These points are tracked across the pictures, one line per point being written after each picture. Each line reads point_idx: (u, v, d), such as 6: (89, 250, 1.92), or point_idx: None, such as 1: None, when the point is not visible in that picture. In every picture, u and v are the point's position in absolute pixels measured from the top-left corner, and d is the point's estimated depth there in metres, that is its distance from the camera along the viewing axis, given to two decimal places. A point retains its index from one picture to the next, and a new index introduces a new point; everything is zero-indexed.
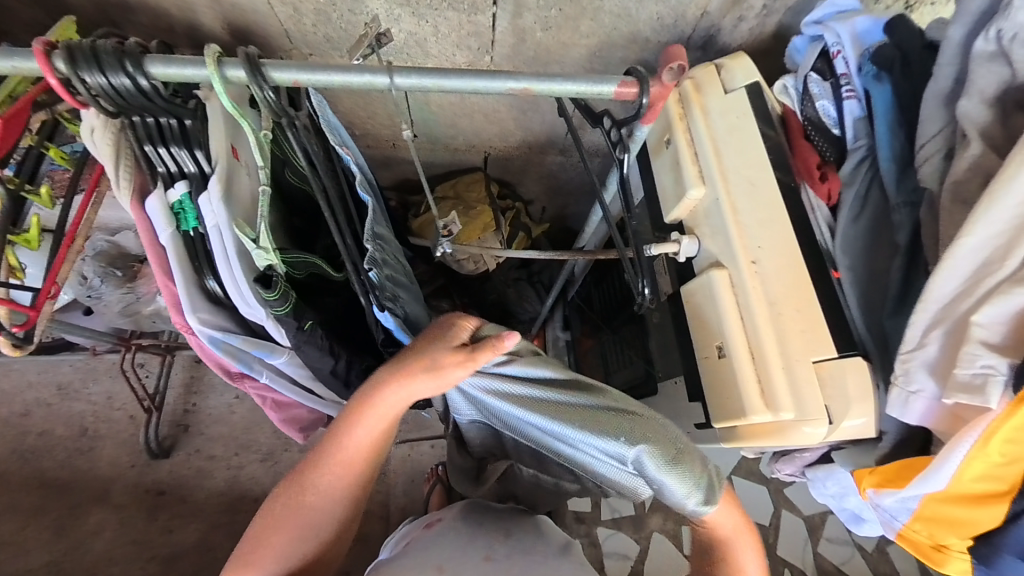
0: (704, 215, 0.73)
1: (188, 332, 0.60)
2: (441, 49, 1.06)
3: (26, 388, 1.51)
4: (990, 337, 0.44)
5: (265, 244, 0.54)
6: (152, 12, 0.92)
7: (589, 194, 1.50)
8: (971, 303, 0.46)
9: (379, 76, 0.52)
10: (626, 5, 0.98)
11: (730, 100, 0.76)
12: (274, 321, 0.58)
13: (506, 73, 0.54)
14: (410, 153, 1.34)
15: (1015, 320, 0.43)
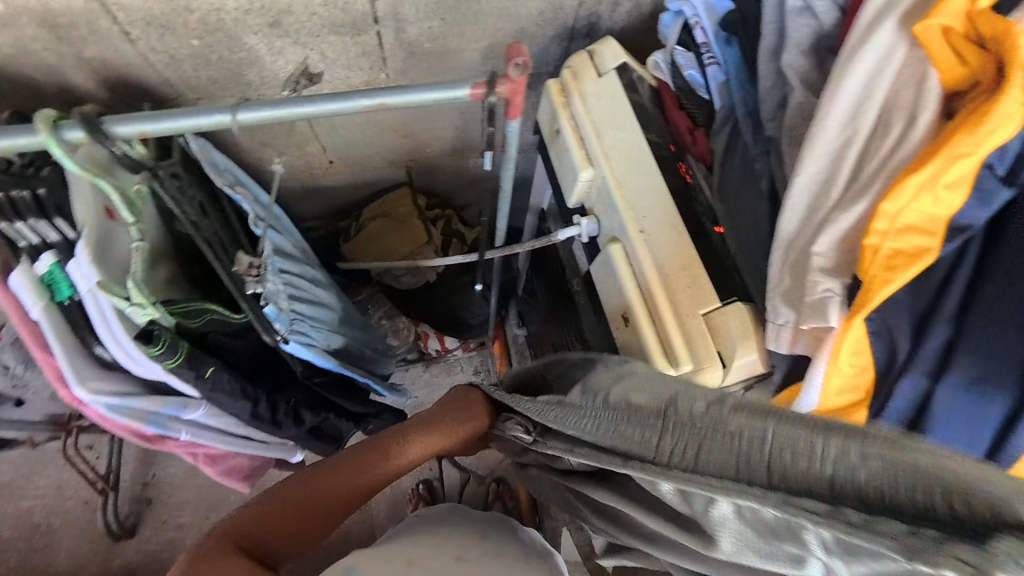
0: (598, 195, 0.76)
1: (82, 404, 0.58)
2: (334, 73, 1.06)
3: None
4: (827, 263, 0.48)
5: (139, 299, 0.54)
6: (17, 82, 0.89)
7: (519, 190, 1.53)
8: (808, 235, 0.51)
9: (217, 114, 0.52)
10: (504, 5, 1.00)
11: (603, 83, 0.80)
12: (171, 375, 0.57)
13: (357, 91, 0.56)
14: (330, 179, 1.32)
15: (842, 244, 0.48)
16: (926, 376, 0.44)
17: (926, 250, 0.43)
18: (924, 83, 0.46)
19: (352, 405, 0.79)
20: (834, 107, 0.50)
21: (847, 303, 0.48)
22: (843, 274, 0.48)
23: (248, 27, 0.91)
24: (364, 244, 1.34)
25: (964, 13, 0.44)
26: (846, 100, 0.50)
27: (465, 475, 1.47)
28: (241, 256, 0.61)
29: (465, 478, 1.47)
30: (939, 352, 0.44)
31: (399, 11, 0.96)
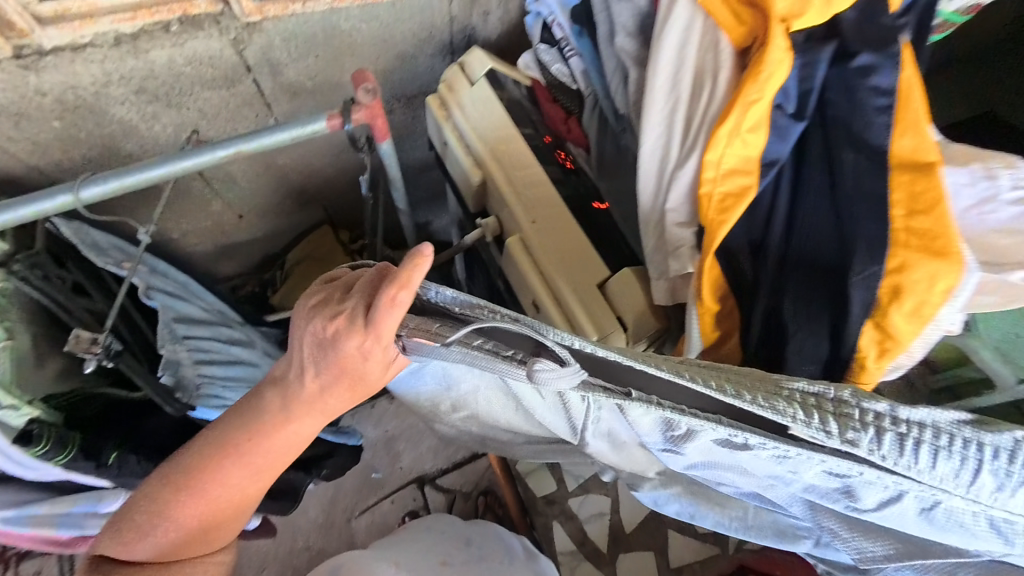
0: (491, 196, 0.80)
1: None
2: (218, 127, 1.03)
3: None
4: (679, 218, 0.54)
5: (12, 401, 0.56)
6: None
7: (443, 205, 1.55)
8: (661, 196, 0.56)
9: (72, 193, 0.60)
10: (378, 33, 1.02)
11: (476, 90, 0.84)
12: (69, 470, 0.61)
13: (216, 144, 0.64)
14: (245, 232, 1.29)
15: (688, 198, 0.53)
16: (767, 308, 0.48)
17: (746, 190, 0.49)
18: (717, 46, 0.53)
19: None
20: (655, 79, 0.56)
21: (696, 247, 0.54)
22: (689, 223, 0.53)
23: (111, 98, 0.88)
24: (294, 289, 1.32)
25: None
26: (663, 71, 0.56)
27: (450, 495, 1.45)
28: (78, 333, 0.57)
29: (451, 497, 1.45)
30: (772, 285, 0.48)
31: (271, 56, 0.95)
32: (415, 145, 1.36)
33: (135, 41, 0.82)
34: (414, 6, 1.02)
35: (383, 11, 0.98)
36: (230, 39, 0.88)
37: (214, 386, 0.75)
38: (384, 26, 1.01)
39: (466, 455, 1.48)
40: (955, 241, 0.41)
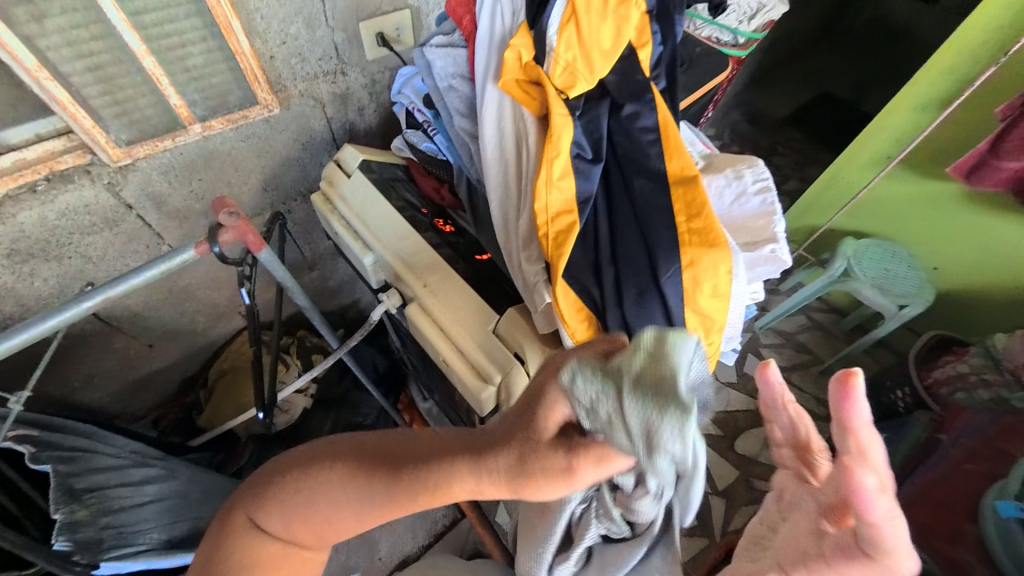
0: (386, 269, 0.86)
1: None
2: (108, 267, 1.02)
3: None
4: (531, 259, 0.63)
5: None
6: None
7: None
8: (514, 244, 0.65)
9: None
10: (259, 147, 1.09)
11: (353, 180, 0.92)
12: None
13: (79, 297, 0.65)
14: (160, 360, 1.25)
15: (532, 242, 0.63)
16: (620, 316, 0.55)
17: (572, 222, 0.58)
18: (523, 117, 0.64)
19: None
20: (484, 150, 0.67)
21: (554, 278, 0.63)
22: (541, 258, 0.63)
23: None
24: (222, 405, 1.28)
25: (519, 67, 0.63)
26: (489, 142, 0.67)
27: None
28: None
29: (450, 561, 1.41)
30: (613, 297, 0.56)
31: (152, 190, 0.98)
32: (323, 234, 1.41)
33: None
34: (289, 117, 1.10)
35: (259, 128, 1.06)
36: (105, 185, 0.90)
37: (126, 535, 0.77)
38: (264, 139, 1.09)
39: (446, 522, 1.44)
40: (720, 233, 0.54)
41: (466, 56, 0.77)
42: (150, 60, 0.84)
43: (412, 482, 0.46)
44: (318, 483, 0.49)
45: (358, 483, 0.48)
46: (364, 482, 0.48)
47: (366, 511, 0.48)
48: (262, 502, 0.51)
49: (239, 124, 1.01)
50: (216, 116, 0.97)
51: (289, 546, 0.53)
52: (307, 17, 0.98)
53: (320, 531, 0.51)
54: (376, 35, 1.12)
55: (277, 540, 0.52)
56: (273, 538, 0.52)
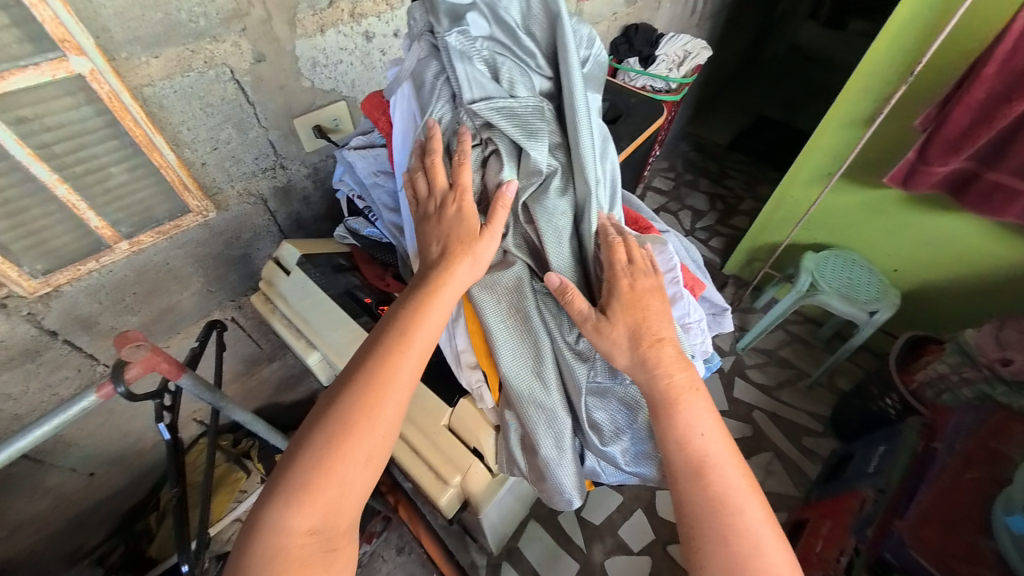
0: (329, 367, 0.82)
1: None
2: (34, 400, 0.95)
3: None
4: (468, 355, 0.68)
5: None
6: None
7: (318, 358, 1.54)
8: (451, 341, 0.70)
9: None
10: (199, 252, 1.07)
11: (293, 278, 0.89)
12: None
13: None
14: (100, 491, 1.13)
15: (467, 341, 0.68)
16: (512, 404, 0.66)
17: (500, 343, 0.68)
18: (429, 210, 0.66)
19: None
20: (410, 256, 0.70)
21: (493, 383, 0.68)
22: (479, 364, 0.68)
23: None
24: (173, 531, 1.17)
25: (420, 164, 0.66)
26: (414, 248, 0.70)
27: None
28: None
29: None
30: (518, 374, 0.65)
31: (78, 313, 0.93)
32: None
33: None
34: (227, 218, 1.09)
35: (196, 234, 1.04)
36: (25, 317, 0.85)
37: None
38: (202, 243, 1.07)
39: None
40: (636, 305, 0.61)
41: (384, 154, 0.77)
42: (63, 187, 0.80)
43: (349, 370, 0.57)
44: (312, 448, 0.52)
45: (331, 416, 0.54)
46: (337, 415, 0.54)
47: (353, 408, 0.54)
48: (271, 523, 0.49)
49: (171, 234, 0.99)
50: (148, 229, 0.96)
51: (326, 540, 0.50)
52: (237, 122, 0.99)
53: (326, 451, 0.51)
54: (312, 128, 1.14)
55: (313, 538, 0.50)
56: (286, 501, 0.50)
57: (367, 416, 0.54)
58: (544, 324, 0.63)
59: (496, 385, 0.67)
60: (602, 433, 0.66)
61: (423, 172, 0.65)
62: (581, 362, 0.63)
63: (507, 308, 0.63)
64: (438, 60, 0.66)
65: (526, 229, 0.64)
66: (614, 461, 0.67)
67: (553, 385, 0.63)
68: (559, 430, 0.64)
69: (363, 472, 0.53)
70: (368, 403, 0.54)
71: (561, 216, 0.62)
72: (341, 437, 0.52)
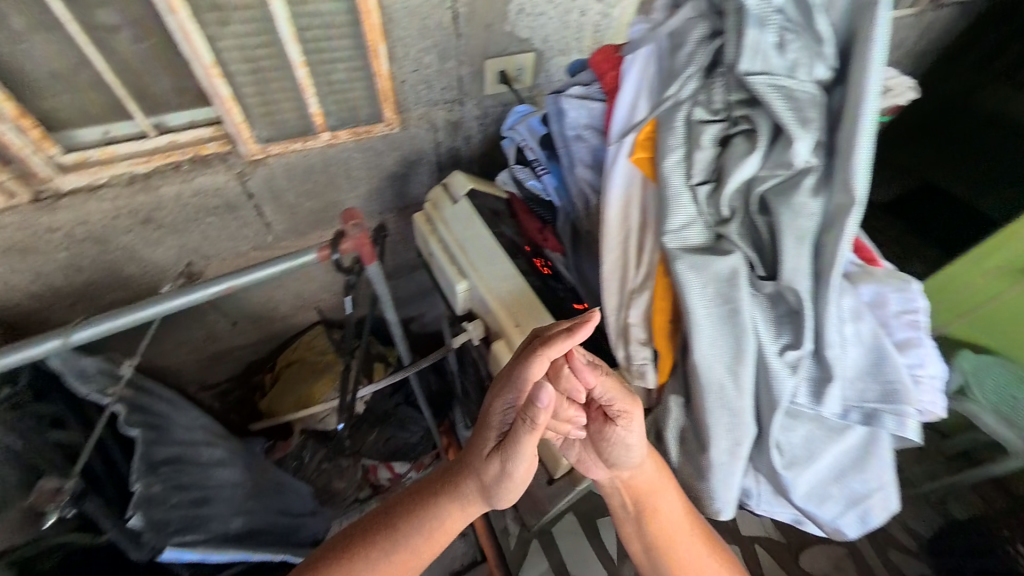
0: (477, 301, 0.84)
1: None
2: (220, 246, 1.14)
3: None
4: (639, 332, 0.68)
5: None
6: None
7: (422, 288, 1.63)
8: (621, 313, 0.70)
9: (46, 342, 0.67)
10: (372, 160, 1.17)
11: (459, 206, 0.92)
12: None
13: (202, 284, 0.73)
14: (238, 340, 1.31)
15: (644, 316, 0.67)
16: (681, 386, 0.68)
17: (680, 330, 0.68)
18: (642, 186, 0.68)
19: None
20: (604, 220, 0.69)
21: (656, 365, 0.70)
22: (650, 342, 0.68)
23: (117, 228, 1.00)
24: (282, 393, 1.34)
25: (642, 143, 0.66)
26: (610, 211, 0.69)
27: None
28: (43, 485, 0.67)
29: None
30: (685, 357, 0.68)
31: (272, 185, 1.08)
32: (404, 245, 1.43)
33: (148, 179, 0.97)
34: (403, 137, 1.16)
35: (377, 144, 1.13)
36: (235, 173, 1.03)
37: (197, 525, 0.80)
38: (377, 154, 1.16)
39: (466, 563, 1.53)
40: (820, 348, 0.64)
41: (601, 109, 0.76)
42: (303, 71, 0.91)
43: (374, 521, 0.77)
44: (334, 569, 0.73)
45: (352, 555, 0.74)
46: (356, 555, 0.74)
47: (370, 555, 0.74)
48: None
49: (363, 136, 1.09)
50: (348, 127, 1.06)
51: None
52: (442, 50, 1.05)
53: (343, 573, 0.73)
54: (499, 73, 1.18)
55: None
56: None
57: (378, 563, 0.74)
58: (756, 324, 0.62)
59: (663, 367, 0.69)
60: (784, 455, 0.69)
61: (651, 153, 0.65)
62: (784, 376, 0.61)
63: (727, 300, 0.61)
64: (711, 22, 0.63)
65: (761, 225, 0.62)
66: (781, 484, 0.70)
67: (747, 390, 0.62)
68: (738, 433, 0.65)
69: None
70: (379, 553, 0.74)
71: (806, 219, 0.59)
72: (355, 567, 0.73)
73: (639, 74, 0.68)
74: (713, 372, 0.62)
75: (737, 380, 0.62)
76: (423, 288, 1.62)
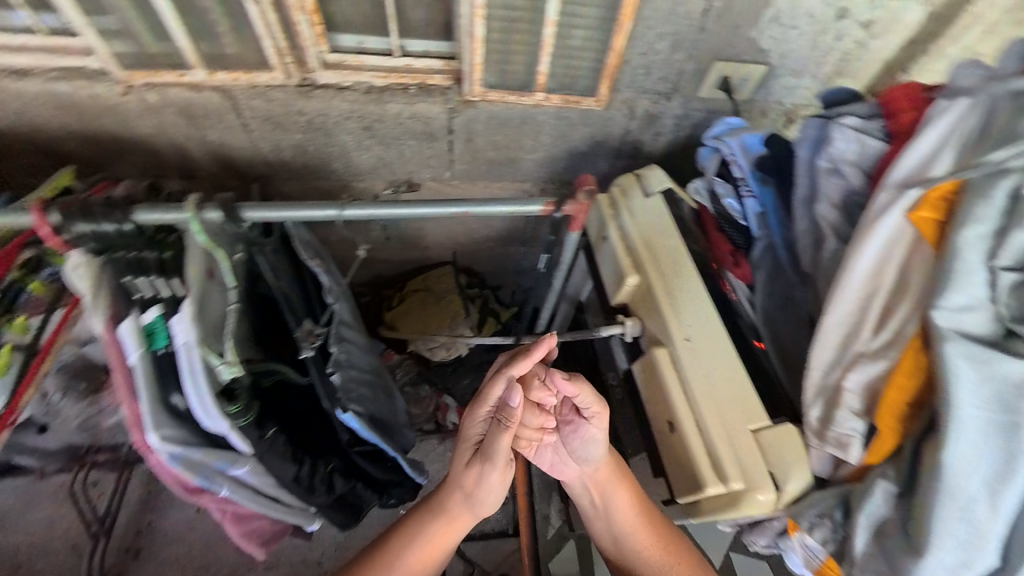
0: (642, 298, 0.82)
1: (146, 448, 0.68)
2: (408, 168, 1.26)
3: (22, 514, 1.65)
4: (854, 400, 0.70)
5: (230, 358, 0.69)
6: (146, 150, 1.13)
7: (546, 264, 1.66)
8: (842, 366, 0.72)
9: (325, 209, 0.75)
10: (562, 130, 1.20)
11: (650, 202, 0.90)
12: (237, 431, 0.71)
13: (448, 202, 0.83)
14: (383, 251, 1.50)
15: (867, 383, 0.70)
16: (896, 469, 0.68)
17: (917, 414, 0.68)
18: (919, 249, 0.69)
19: (380, 478, 0.94)
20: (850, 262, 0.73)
21: (865, 443, 0.71)
22: (864, 414, 0.70)
23: (343, 129, 1.14)
24: (404, 314, 1.48)
25: (930, 204, 0.69)
26: (860, 263, 0.73)
27: (469, 566, 1.54)
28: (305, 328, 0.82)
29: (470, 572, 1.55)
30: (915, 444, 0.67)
31: (470, 127, 1.16)
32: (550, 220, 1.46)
33: (380, 93, 1.09)
34: (599, 116, 1.17)
35: (574, 115, 1.15)
36: (448, 107, 1.12)
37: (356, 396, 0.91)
38: (569, 125, 1.18)
39: (495, 528, 1.61)
40: None
41: (878, 149, 0.80)
42: (552, 29, 0.97)
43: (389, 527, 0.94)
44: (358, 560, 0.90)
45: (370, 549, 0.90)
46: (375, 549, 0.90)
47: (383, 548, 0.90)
48: None
49: (570, 105, 1.11)
50: (560, 93, 1.09)
51: None
52: (677, 40, 1.04)
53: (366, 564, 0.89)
54: (721, 77, 1.14)
55: None
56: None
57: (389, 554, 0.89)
58: None
59: (877, 448, 0.70)
60: None
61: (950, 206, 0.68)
62: None
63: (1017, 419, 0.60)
64: None
65: None
66: None
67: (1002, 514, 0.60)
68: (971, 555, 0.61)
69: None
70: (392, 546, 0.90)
71: None
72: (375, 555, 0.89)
73: (954, 125, 0.71)
74: (965, 481, 0.61)
75: (998, 502, 0.60)
76: (546, 264, 1.66)
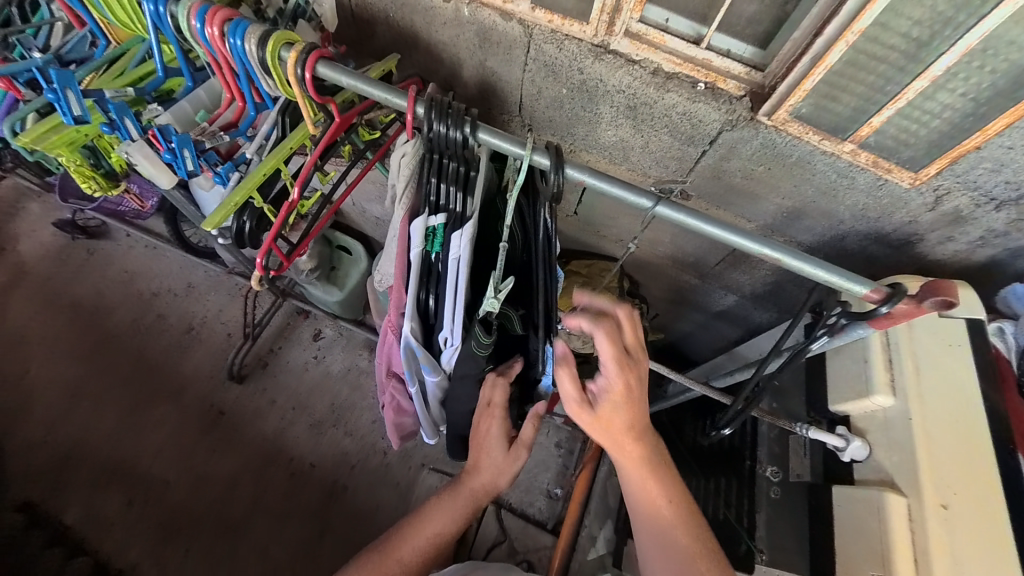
0: (882, 425, 0.76)
1: (394, 329, 0.82)
2: (641, 159, 1.22)
3: (208, 292, 2.09)
4: None
5: (497, 297, 0.72)
6: (429, 54, 1.23)
7: (708, 309, 1.55)
8: None
9: (640, 198, 0.76)
10: (835, 188, 1.04)
11: (944, 325, 0.79)
12: (457, 350, 0.81)
13: (766, 241, 0.75)
14: (563, 224, 1.51)
15: None
16: None
17: None
18: None
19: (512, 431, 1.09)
20: None
21: None
22: None
23: (608, 101, 1.11)
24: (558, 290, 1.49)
25: None
26: None
27: (501, 535, 1.63)
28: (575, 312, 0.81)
29: (499, 540, 1.62)
30: None
31: (734, 147, 1.06)
32: (747, 273, 1.30)
33: (667, 79, 1.00)
34: (894, 193, 0.99)
35: (864, 179, 0.99)
36: (729, 118, 1.01)
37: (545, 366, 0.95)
38: (846, 187, 1.02)
39: (538, 516, 1.68)
40: None
41: None
42: (922, 82, 0.82)
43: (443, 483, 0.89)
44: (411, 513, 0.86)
45: (426, 503, 0.86)
46: (431, 501, 0.86)
47: (437, 498, 0.86)
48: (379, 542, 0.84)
49: (875, 169, 0.97)
50: (873, 152, 0.95)
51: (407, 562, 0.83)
52: None
53: (419, 516, 0.85)
54: None
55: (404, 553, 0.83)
56: (396, 533, 0.84)
57: (445, 504, 0.85)
58: None
59: None
60: None
61: None
62: None
63: None
64: None
65: None
66: None
67: None
68: None
69: (438, 531, 0.84)
70: (447, 496, 0.86)
71: None
72: (432, 503, 0.86)
73: None
74: None
75: None
76: (710, 308, 1.53)
